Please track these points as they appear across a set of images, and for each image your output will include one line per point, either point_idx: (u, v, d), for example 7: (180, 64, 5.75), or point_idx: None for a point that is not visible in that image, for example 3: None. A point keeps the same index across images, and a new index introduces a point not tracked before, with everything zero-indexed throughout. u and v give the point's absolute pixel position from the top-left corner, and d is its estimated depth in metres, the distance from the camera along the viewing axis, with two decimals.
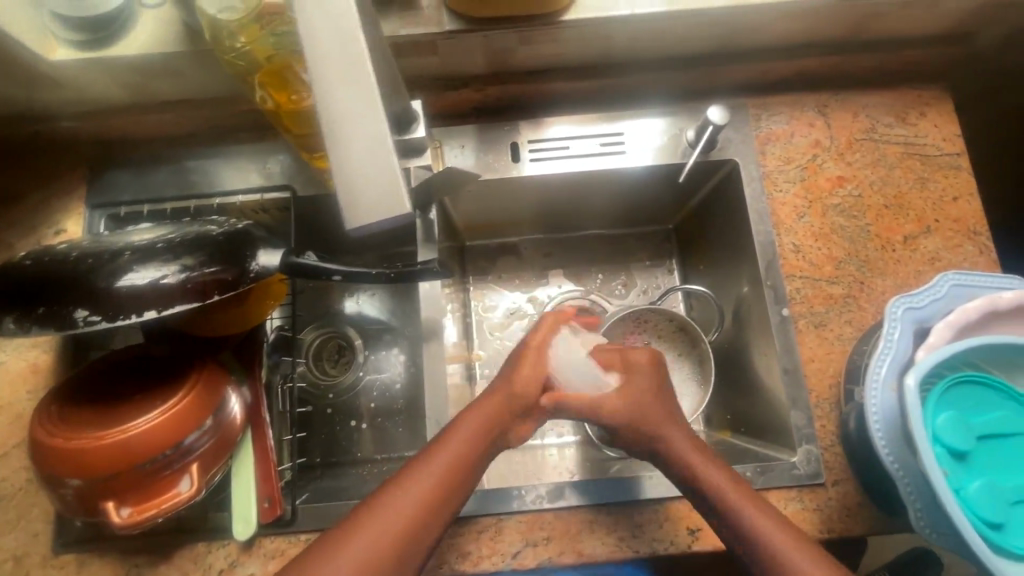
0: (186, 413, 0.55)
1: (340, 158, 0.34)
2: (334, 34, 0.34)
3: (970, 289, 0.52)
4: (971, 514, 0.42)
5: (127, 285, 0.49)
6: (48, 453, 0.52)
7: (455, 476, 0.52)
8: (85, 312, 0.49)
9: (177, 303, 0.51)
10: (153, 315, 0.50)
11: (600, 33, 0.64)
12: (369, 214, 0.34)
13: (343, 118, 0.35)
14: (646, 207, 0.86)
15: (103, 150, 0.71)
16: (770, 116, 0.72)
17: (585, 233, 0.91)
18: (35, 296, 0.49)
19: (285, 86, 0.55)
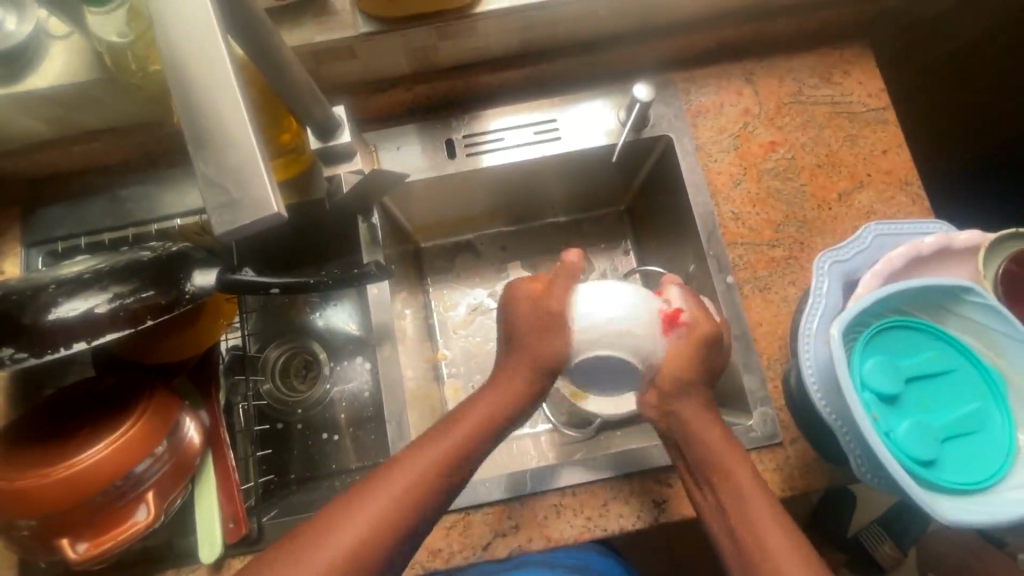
0: (135, 442, 0.54)
1: (208, 164, 0.33)
2: (193, 36, 0.33)
3: (894, 238, 0.53)
4: (902, 453, 0.42)
5: (56, 318, 0.49)
6: None
7: (463, 450, 0.51)
8: (11, 350, 0.49)
9: (108, 332, 0.51)
10: (84, 346, 0.51)
11: (519, 20, 0.65)
12: (236, 220, 0.33)
13: (210, 123, 0.33)
14: (596, 190, 0.86)
15: (36, 187, 0.70)
16: (699, 89, 0.73)
17: (540, 223, 0.92)
18: None
19: None
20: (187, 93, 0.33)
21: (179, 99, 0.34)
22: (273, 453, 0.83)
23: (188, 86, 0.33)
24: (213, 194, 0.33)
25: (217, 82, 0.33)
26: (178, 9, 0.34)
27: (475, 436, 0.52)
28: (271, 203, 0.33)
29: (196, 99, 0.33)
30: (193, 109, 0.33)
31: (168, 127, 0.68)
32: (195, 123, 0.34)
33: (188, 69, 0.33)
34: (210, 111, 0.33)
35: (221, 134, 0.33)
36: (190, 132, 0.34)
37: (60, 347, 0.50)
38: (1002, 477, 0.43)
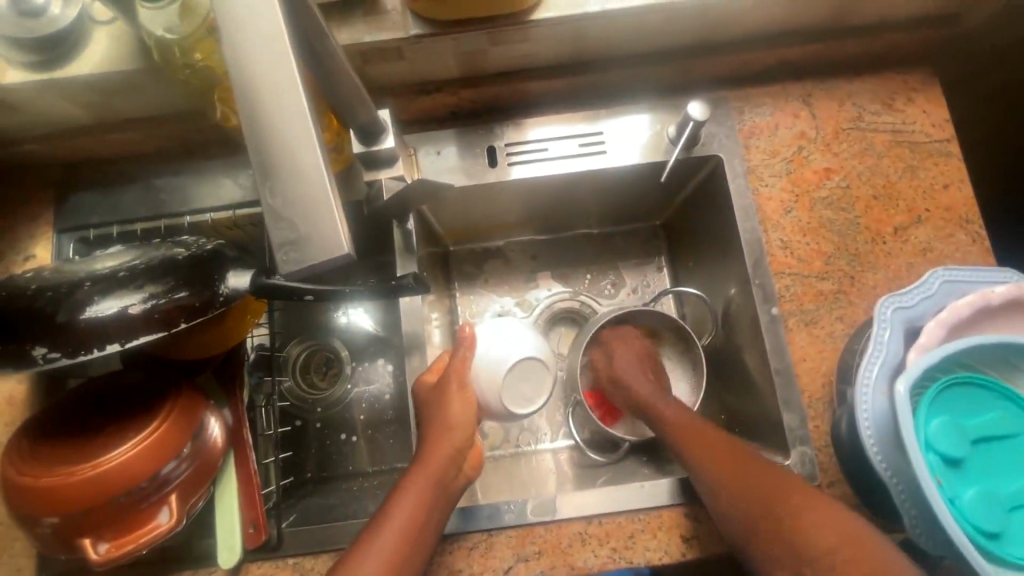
0: (161, 444, 0.54)
1: (275, 197, 0.32)
2: (266, 60, 0.32)
3: (961, 286, 0.50)
4: (966, 522, 0.40)
5: (90, 318, 0.48)
6: (18, 492, 0.51)
7: (411, 537, 0.51)
8: (44, 349, 0.48)
9: (141, 333, 0.50)
10: (117, 348, 0.49)
11: (572, 29, 0.62)
12: (301, 259, 0.31)
13: (280, 153, 0.32)
14: (633, 205, 0.84)
15: (71, 172, 0.69)
16: (753, 108, 0.70)
17: (572, 234, 0.90)
18: None
19: None
20: (256, 120, 0.32)
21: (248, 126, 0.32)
22: (292, 452, 0.81)
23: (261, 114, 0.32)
24: (280, 229, 0.32)
25: (290, 111, 0.32)
26: (250, 28, 0.32)
27: (414, 523, 0.51)
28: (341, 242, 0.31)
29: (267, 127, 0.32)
30: (264, 137, 0.32)
31: (206, 119, 0.67)
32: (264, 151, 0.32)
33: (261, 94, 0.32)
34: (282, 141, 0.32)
35: (293, 167, 0.32)
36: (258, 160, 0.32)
37: (92, 347, 0.49)
38: None
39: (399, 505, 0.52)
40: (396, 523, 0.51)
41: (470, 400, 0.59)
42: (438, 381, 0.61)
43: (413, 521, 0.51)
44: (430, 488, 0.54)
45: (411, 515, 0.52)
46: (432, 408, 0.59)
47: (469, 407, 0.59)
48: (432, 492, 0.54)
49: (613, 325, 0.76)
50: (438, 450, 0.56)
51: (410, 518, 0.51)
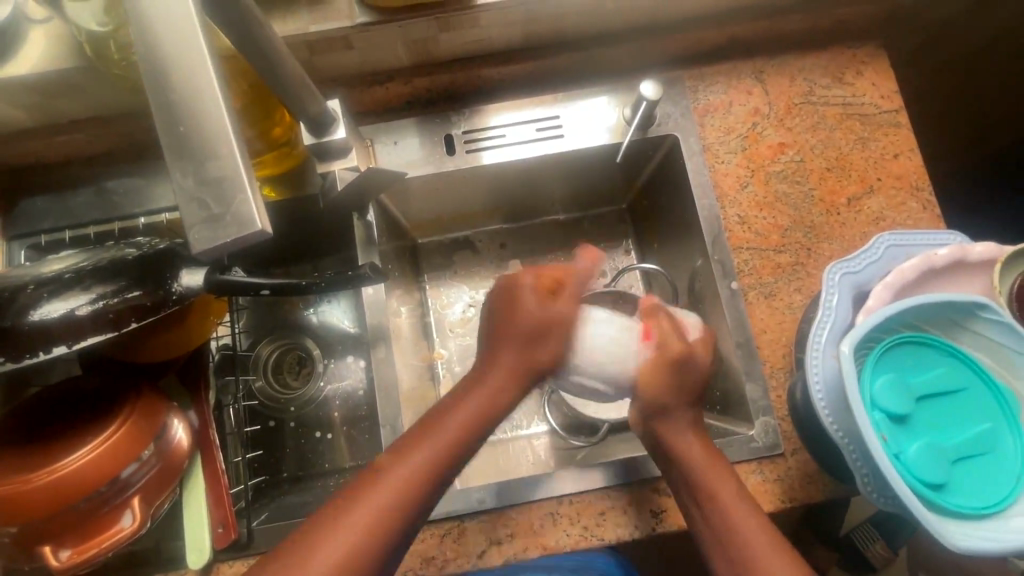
0: (120, 446, 0.53)
1: (187, 176, 0.33)
2: (178, 46, 0.33)
3: (907, 249, 0.52)
4: (911, 475, 0.42)
5: (38, 320, 0.48)
6: None
7: (421, 481, 0.47)
8: None
9: (89, 335, 0.49)
10: (64, 350, 0.49)
11: (522, 13, 0.62)
12: (216, 239, 0.32)
13: (191, 133, 0.33)
14: (597, 189, 0.84)
15: (19, 178, 0.68)
16: (708, 87, 0.71)
17: (541, 220, 0.90)
18: None
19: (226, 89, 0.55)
20: (168, 103, 0.33)
21: (157, 110, 0.33)
22: (267, 453, 0.81)
23: (168, 88, 0.33)
24: (192, 208, 0.32)
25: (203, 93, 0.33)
26: (160, 15, 0.33)
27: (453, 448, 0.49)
28: (257, 218, 0.32)
29: (174, 101, 0.33)
30: (176, 119, 0.33)
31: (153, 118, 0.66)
32: (171, 128, 0.33)
33: (168, 69, 0.33)
34: (190, 115, 0.33)
35: (204, 148, 0.33)
36: (166, 137, 0.33)
37: (38, 351, 0.49)
38: (1013, 501, 0.42)
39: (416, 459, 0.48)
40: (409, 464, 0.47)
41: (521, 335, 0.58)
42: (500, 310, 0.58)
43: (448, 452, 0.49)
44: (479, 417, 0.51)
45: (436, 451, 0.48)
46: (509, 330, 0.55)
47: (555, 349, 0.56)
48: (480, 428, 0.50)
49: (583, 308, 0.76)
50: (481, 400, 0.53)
51: (432, 457, 0.48)
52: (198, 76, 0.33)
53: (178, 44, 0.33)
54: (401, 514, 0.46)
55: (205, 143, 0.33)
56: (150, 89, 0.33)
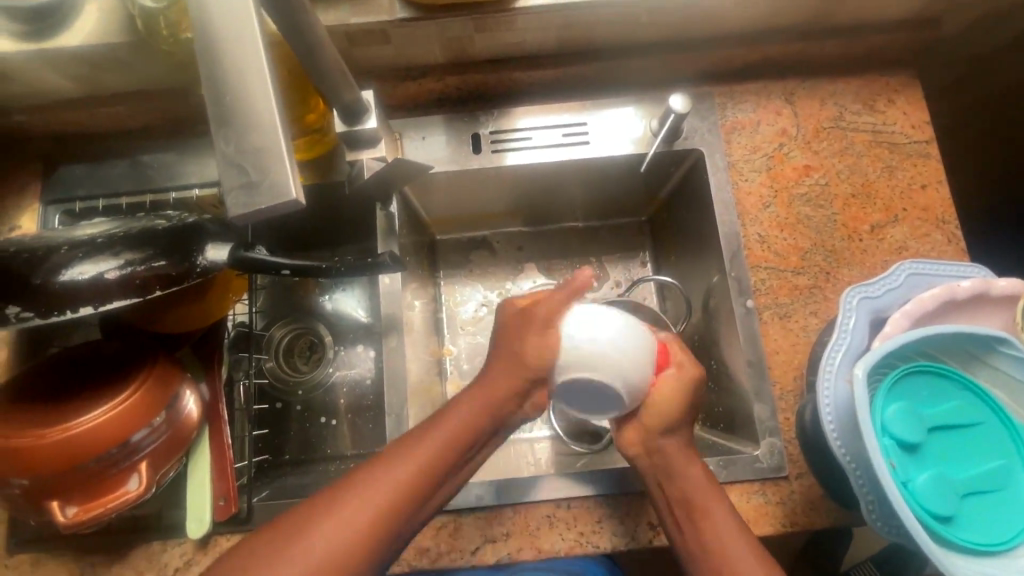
0: (133, 410, 0.54)
1: (228, 144, 0.34)
2: (230, 19, 0.34)
3: (928, 279, 0.51)
4: (919, 506, 0.41)
5: (67, 280, 0.49)
6: None
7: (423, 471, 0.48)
8: (18, 309, 0.49)
9: (114, 299, 0.51)
10: (89, 312, 0.50)
11: (559, 19, 0.63)
12: (250, 205, 0.33)
13: (236, 104, 0.34)
14: (618, 199, 0.85)
15: (60, 146, 0.71)
16: (737, 105, 0.71)
17: (560, 226, 0.91)
18: None
19: None
20: (217, 74, 0.34)
21: (206, 80, 0.34)
22: (271, 432, 0.82)
23: (217, 60, 0.34)
24: (230, 174, 0.34)
25: (251, 66, 0.34)
26: None
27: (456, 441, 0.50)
28: (292, 189, 0.33)
29: (222, 72, 0.34)
30: (223, 90, 0.34)
31: (192, 97, 0.68)
32: (217, 98, 0.35)
33: (220, 41, 0.34)
34: (237, 86, 0.34)
35: (247, 119, 0.34)
36: (213, 106, 0.34)
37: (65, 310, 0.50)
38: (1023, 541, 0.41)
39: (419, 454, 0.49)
40: (401, 469, 0.47)
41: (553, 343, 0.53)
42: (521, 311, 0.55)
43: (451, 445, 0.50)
44: (479, 414, 0.52)
45: (439, 450, 0.49)
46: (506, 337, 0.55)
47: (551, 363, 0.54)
48: (479, 432, 0.51)
49: None
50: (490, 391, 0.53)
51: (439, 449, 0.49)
52: (246, 51, 0.34)
53: (230, 17, 0.34)
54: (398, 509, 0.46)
55: (248, 114, 0.34)
56: (201, 59, 0.34)
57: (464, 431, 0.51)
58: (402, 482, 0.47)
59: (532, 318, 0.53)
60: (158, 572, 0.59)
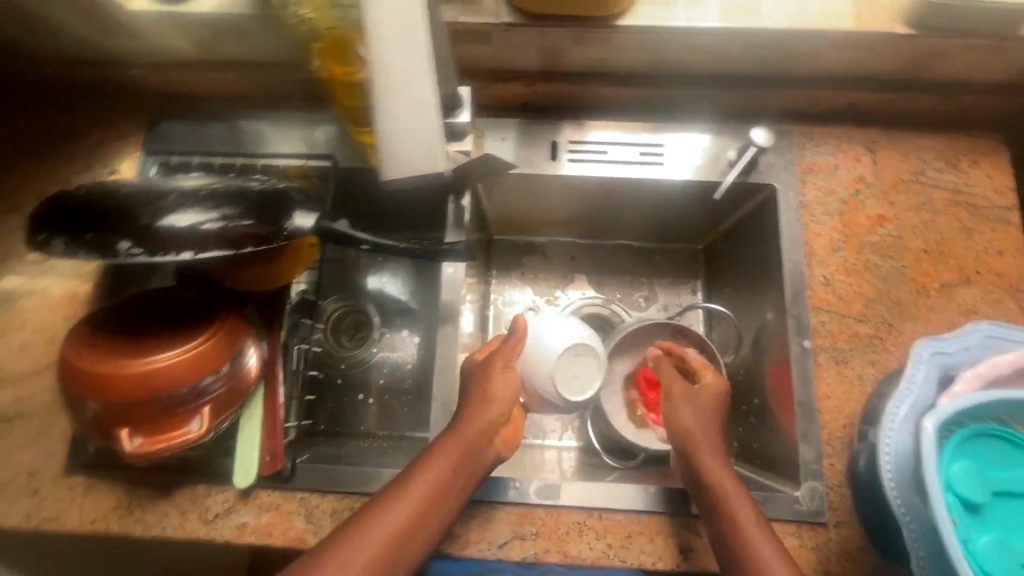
0: (206, 355, 0.57)
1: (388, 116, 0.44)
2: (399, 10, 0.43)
3: (1003, 343, 0.50)
4: (976, 567, 0.40)
5: (173, 224, 0.52)
6: (75, 374, 0.55)
7: (412, 516, 0.51)
8: (128, 244, 0.51)
9: (213, 248, 0.53)
10: (189, 257, 0.53)
11: (656, 43, 0.65)
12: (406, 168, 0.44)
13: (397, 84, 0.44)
14: (677, 225, 0.86)
15: (165, 102, 0.75)
16: (816, 147, 0.71)
17: (613, 243, 0.92)
18: (86, 222, 0.51)
19: (343, 58, 0.60)
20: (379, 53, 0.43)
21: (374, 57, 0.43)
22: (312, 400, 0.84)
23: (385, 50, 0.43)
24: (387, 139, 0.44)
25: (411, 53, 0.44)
26: None
27: (438, 486, 0.54)
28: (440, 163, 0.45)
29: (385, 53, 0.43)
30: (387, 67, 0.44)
31: (295, 72, 0.72)
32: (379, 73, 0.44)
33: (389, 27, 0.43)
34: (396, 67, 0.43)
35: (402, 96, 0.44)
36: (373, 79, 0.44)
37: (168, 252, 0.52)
38: None
39: (404, 499, 0.52)
40: (388, 523, 0.50)
41: (512, 376, 0.60)
42: (485, 357, 0.63)
43: (434, 489, 0.53)
44: (458, 461, 0.55)
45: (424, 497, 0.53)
46: (474, 386, 0.60)
47: (511, 383, 0.60)
48: (455, 476, 0.55)
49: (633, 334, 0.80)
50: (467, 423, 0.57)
51: (423, 495, 0.53)
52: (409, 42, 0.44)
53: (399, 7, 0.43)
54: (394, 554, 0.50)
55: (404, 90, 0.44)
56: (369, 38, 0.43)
57: (442, 477, 0.54)
58: (390, 537, 0.50)
59: (490, 362, 0.61)
60: (199, 514, 0.62)
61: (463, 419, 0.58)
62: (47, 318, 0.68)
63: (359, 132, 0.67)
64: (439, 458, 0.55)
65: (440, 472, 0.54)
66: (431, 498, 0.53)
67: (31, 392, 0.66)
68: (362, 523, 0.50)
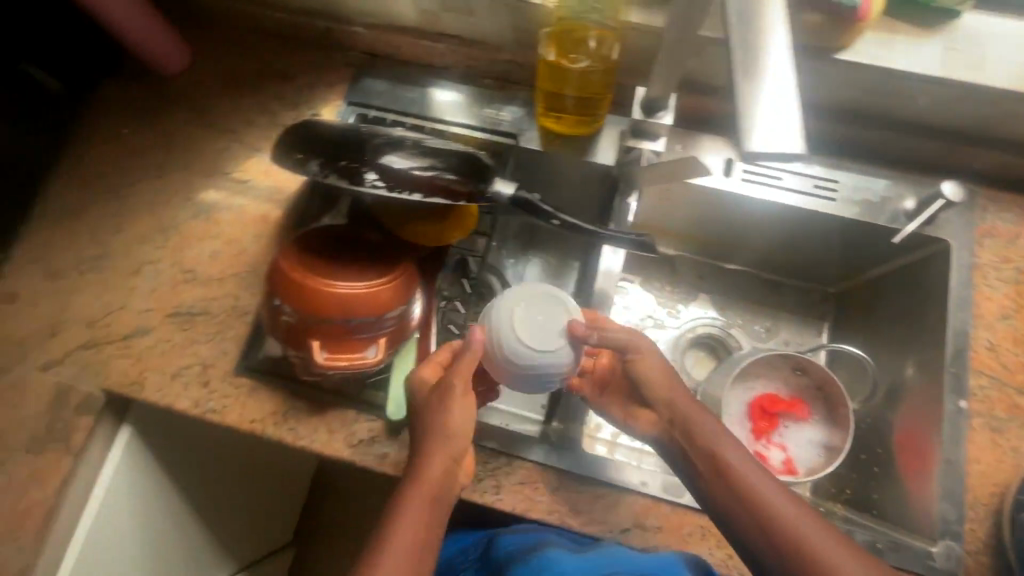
0: (394, 293, 0.63)
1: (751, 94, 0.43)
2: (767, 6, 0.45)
3: None
4: None
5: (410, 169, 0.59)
6: (286, 285, 0.61)
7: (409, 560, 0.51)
8: (374, 177, 0.59)
9: (436, 196, 0.60)
10: (417, 199, 0.60)
11: (878, 83, 0.71)
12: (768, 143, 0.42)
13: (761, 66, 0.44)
14: (812, 265, 0.86)
15: (370, 59, 0.82)
16: (999, 211, 0.75)
17: (732, 270, 0.93)
18: (344, 153, 0.60)
19: (570, 47, 0.67)
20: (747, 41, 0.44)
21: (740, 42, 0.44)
22: None
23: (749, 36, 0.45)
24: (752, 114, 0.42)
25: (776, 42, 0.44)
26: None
27: (422, 522, 0.53)
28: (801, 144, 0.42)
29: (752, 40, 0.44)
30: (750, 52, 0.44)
31: (502, 53, 0.78)
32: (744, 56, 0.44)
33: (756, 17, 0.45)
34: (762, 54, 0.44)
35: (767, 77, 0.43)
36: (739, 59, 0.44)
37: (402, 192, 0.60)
38: None
39: (393, 543, 0.51)
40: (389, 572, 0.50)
41: (470, 403, 0.57)
42: (440, 380, 0.59)
43: (420, 525, 0.53)
44: (432, 511, 0.54)
45: (413, 536, 0.52)
46: (421, 421, 0.57)
47: (470, 411, 0.57)
48: (433, 505, 0.54)
49: (758, 363, 0.81)
50: (432, 445, 0.55)
51: (411, 537, 0.52)
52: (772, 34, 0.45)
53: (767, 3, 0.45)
54: None
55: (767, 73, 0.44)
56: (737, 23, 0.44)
57: (423, 513, 0.53)
58: None
59: (447, 390, 0.57)
60: (347, 436, 0.67)
61: (421, 444, 0.56)
62: (240, 232, 0.76)
63: (554, 116, 0.74)
64: (411, 496, 0.54)
65: (417, 510, 0.53)
66: (421, 532, 0.53)
67: (218, 295, 0.73)
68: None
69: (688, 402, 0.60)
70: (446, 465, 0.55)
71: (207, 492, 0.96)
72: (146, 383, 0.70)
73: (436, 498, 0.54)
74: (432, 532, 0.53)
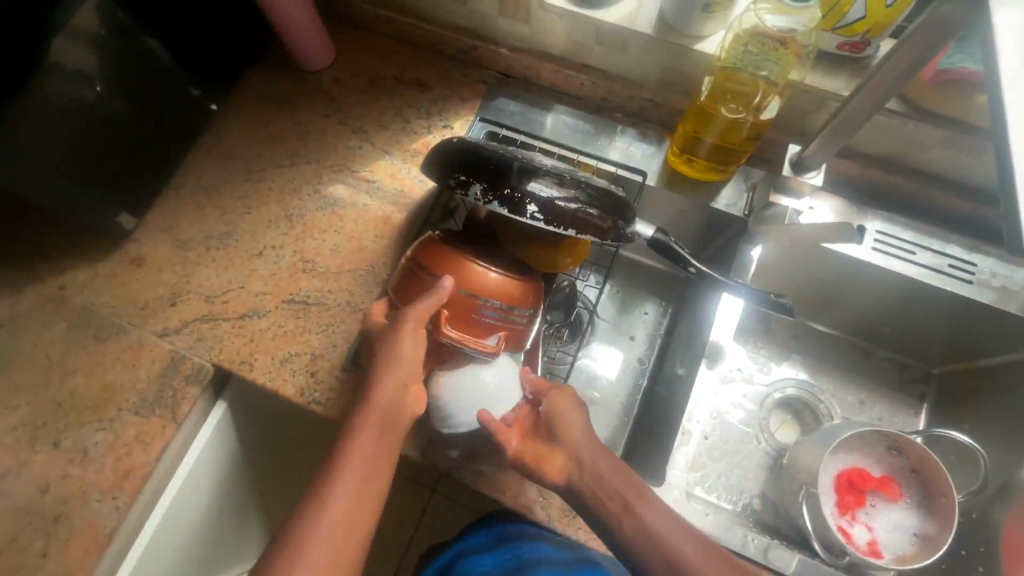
0: (526, 289, 0.65)
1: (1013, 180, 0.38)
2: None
3: None
4: None
5: (569, 203, 0.59)
6: (431, 257, 0.63)
7: (358, 486, 0.54)
8: (533, 208, 0.58)
9: (590, 231, 0.60)
10: (570, 233, 0.60)
11: None
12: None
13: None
14: (918, 338, 0.84)
15: (506, 80, 0.84)
16: None
17: (830, 333, 0.90)
18: (501, 176, 0.59)
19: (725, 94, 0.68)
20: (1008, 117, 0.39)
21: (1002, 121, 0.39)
22: None
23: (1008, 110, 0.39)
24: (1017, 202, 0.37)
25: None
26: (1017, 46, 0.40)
27: (371, 453, 0.56)
28: None
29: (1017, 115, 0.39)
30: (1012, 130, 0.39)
31: (639, 91, 0.79)
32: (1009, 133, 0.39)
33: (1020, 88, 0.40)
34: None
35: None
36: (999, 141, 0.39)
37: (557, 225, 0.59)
38: None
39: (345, 472, 0.55)
40: (341, 491, 0.53)
41: (421, 336, 0.60)
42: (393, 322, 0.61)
43: (370, 453, 0.56)
44: None
45: (365, 471, 0.55)
46: (383, 346, 0.60)
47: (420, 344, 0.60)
48: (383, 441, 0.57)
49: (855, 440, 0.77)
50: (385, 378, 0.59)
51: (360, 469, 0.55)
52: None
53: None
54: (356, 524, 0.53)
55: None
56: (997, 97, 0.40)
57: (371, 449, 0.56)
58: (344, 505, 0.53)
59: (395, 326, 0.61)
60: (444, 448, 0.67)
61: (375, 380, 0.59)
62: (361, 230, 0.78)
63: (694, 158, 0.74)
64: (360, 433, 0.57)
65: (367, 443, 0.56)
66: (373, 464, 0.56)
67: (333, 288, 0.75)
68: (310, 505, 0.53)
69: (610, 464, 0.58)
70: (399, 406, 0.59)
71: (268, 474, 0.96)
72: (255, 363, 0.71)
73: (383, 434, 0.57)
74: (382, 462, 0.56)
